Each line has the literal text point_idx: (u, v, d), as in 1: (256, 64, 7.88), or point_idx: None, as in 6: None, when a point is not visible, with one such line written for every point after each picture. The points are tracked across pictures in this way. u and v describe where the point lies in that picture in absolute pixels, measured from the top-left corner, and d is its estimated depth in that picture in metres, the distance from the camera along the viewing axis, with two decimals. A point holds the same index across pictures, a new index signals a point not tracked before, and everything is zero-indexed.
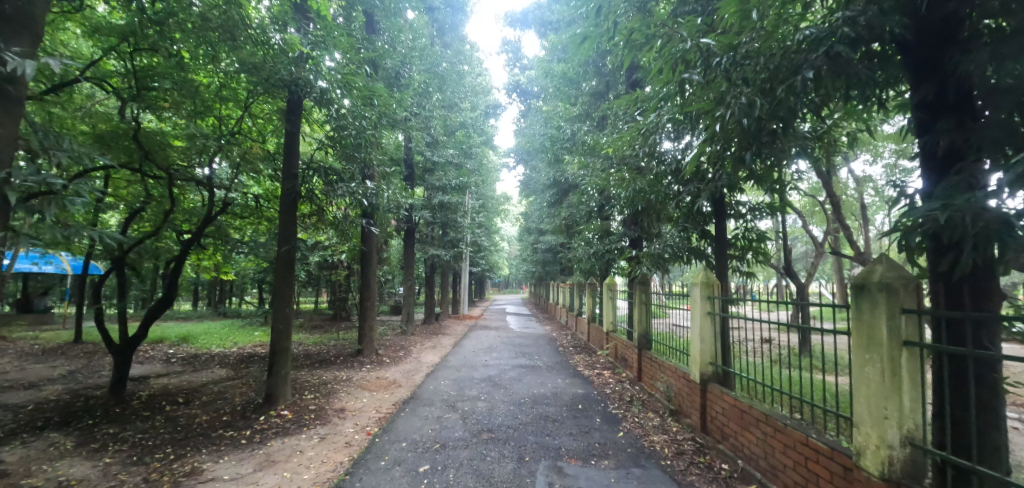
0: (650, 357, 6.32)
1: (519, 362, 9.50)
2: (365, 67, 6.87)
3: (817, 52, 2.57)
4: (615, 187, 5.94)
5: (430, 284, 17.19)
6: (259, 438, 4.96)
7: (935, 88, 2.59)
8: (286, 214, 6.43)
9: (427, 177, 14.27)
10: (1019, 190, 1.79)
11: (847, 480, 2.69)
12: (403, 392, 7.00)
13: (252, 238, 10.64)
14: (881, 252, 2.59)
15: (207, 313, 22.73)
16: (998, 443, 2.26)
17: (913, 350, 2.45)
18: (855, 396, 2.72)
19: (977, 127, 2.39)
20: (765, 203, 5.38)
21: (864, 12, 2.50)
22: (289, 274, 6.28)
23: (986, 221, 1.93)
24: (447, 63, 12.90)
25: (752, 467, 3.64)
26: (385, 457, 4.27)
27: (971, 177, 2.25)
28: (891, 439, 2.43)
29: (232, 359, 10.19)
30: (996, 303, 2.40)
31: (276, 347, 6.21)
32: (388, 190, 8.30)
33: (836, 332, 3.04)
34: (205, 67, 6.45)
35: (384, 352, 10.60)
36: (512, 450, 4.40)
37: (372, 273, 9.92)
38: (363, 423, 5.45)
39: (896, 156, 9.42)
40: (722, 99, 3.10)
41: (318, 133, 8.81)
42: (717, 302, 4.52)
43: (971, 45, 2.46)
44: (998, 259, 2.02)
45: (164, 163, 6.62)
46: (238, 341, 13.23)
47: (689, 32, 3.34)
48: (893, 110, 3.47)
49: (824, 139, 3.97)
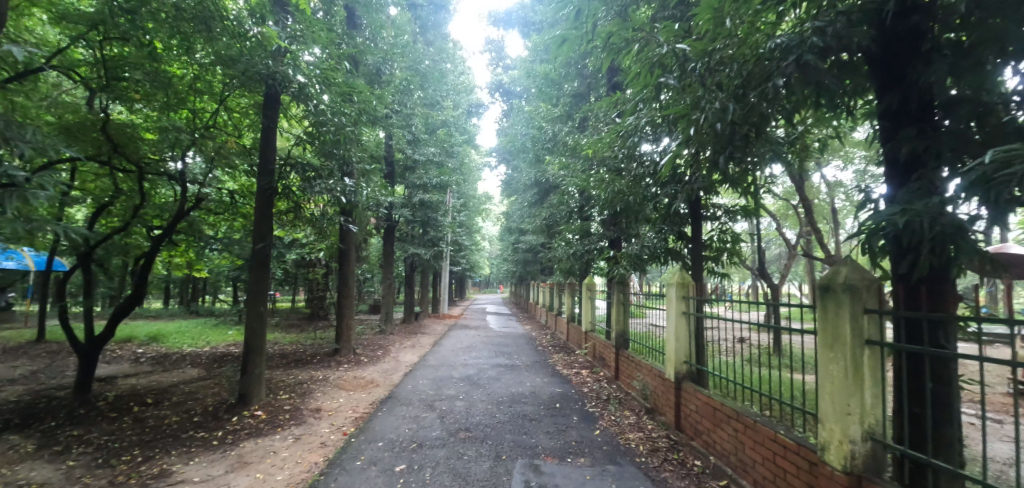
0: (627, 355, 6.41)
1: (498, 361, 9.51)
2: (346, 63, 6.89)
3: (787, 61, 2.66)
4: (595, 189, 5.99)
5: (410, 284, 17.00)
6: (231, 440, 4.84)
7: (899, 98, 2.70)
8: (261, 211, 6.26)
9: (408, 175, 14.09)
10: (975, 196, 1.89)
11: (812, 474, 2.78)
12: (381, 391, 6.93)
13: (226, 234, 10.37)
14: (846, 254, 2.69)
15: (178, 312, 22.03)
16: (952, 439, 2.38)
17: (874, 349, 2.55)
18: (821, 393, 2.82)
19: (935, 136, 2.51)
20: (740, 205, 5.49)
21: (833, 22, 2.62)
22: (264, 272, 6.11)
23: (943, 224, 2.05)
24: (430, 60, 12.82)
25: (723, 463, 3.73)
26: (361, 457, 4.23)
27: (930, 184, 2.38)
28: (854, 434, 2.52)
29: (204, 359, 9.91)
30: (952, 304, 2.53)
31: (250, 347, 6.05)
32: (367, 188, 8.20)
33: (804, 332, 3.15)
34: (179, 58, 6.26)
35: (362, 351, 10.46)
36: (488, 449, 4.41)
37: (351, 271, 9.82)
38: (340, 423, 5.38)
39: (866, 162, 9.75)
40: (697, 104, 3.16)
41: (296, 129, 8.65)
42: (692, 302, 4.61)
43: (932, 58, 2.58)
44: (954, 262, 2.14)
45: (134, 157, 6.43)
46: (212, 340, 12.89)
47: (666, 38, 3.45)
48: (861, 118, 3.61)
49: (796, 145, 4.10)
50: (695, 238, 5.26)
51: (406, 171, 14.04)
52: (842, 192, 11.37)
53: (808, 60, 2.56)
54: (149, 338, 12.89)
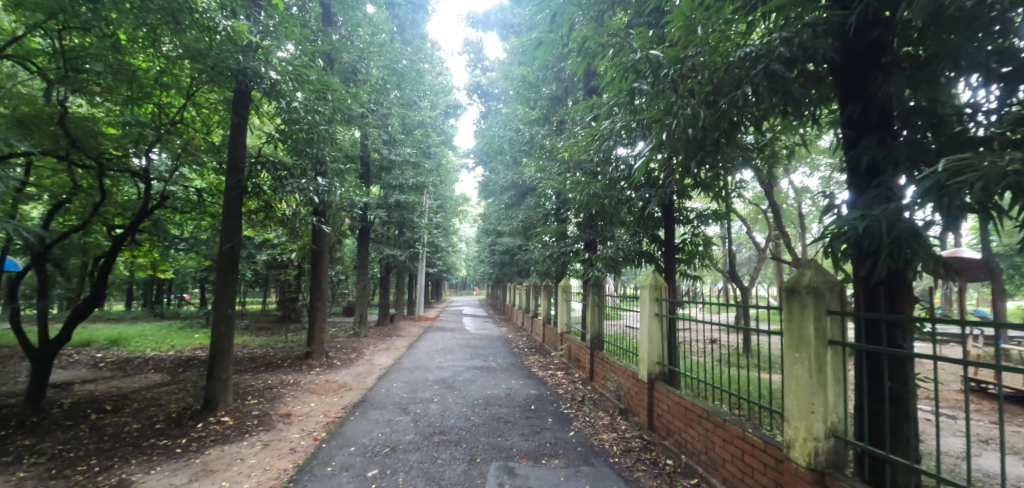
0: (601, 357, 6.48)
1: (474, 364, 9.46)
2: (320, 61, 6.78)
3: (756, 69, 2.74)
4: (570, 191, 6.05)
5: (386, 286, 16.76)
6: (196, 447, 4.67)
7: (861, 107, 2.81)
8: (229, 210, 6.05)
9: (384, 176, 13.87)
10: (929, 203, 1.98)
11: (778, 471, 2.86)
12: (354, 395, 6.80)
13: (193, 234, 10.04)
14: (810, 258, 2.79)
15: (142, 314, 21.14)
16: (909, 436, 2.48)
17: (837, 348, 2.65)
18: (786, 392, 2.90)
19: (894, 145, 2.62)
20: (712, 210, 5.61)
21: (799, 34, 2.70)
22: (232, 273, 5.91)
23: (900, 230, 2.14)
24: (407, 60, 12.53)
25: (694, 462, 3.80)
26: (332, 462, 4.13)
27: (888, 190, 2.48)
28: (817, 431, 2.60)
29: (169, 363, 9.54)
30: (908, 306, 2.65)
31: (217, 350, 5.85)
32: (341, 188, 8.06)
33: (771, 332, 3.24)
34: (144, 50, 6.03)
35: (335, 354, 10.24)
36: (463, 452, 4.38)
37: (324, 272, 9.63)
38: (311, 428, 5.25)
39: (831, 169, 10.13)
40: (670, 109, 3.22)
41: (268, 126, 8.44)
42: (665, 304, 4.68)
43: (891, 70, 2.70)
44: (909, 264, 2.25)
45: (94, 153, 6.18)
46: (177, 343, 12.43)
47: (640, 44, 3.52)
48: (825, 126, 3.75)
49: (765, 151, 4.21)
50: (668, 241, 5.36)
51: (382, 171, 13.81)
52: (808, 198, 11.80)
53: (775, 70, 2.65)
54: (109, 341, 12.35)
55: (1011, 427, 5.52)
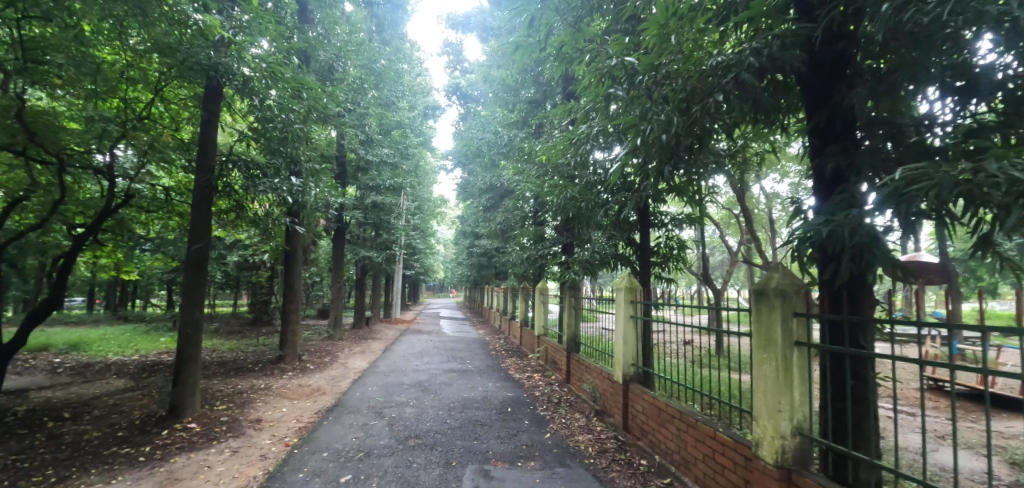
0: (578, 358, 6.53)
1: (451, 366, 9.41)
2: (294, 58, 6.68)
3: (727, 77, 2.82)
4: (548, 194, 6.10)
5: (361, 288, 16.50)
6: (161, 455, 4.50)
7: (827, 117, 2.92)
8: (198, 210, 5.86)
9: (361, 176, 13.69)
10: (887, 210, 2.06)
11: (748, 469, 2.93)
12: (327, 399, 6.68)
13: (159, 234, 9.72)
14: (778, 261, 2.88)
15: (103, 317, 20.28)
16: (869, 433, 2.57)
17: (802, 349, 2.74)
18: (755, 392, 2.98)
19: (856, 154, 2.73)
20: (685, 214, 5.72)
21: (768, 45, 2.79)
22: (201, 274, 5.73)
23: (861, 235, 2.24)
24: (386, 60, 12.35)
25: (667, 461, 3.87)
26: (304, 469, 4.04)
27: (852, 197, 2.59)
28: (784, 430, 2.68)
29: (133, 368, 9.19)
30: (868, 308, 2.76)
31: (184, 354, 5.65)
32: (316, 188, 7.92)
33: (742, 334, 3.33)
34: (109, 43, 5.83)
35: (308, 358, 10.04)
36: (439, 455, 4.34)
37: (298, 273, 9.43)
38: (282, 434, 5.12)
39: (800, 176, 10.48)
40: (645, 115, 3.28)
41: (240, 124, 8.22)
42: (640, 306, 4.76)
43: (854, 82, 2.81)
44: (870, 269, 2.34)
45: (54, 148, 5.92)
46: (141, 348, 11.96)
47: (616, 50, 3.59)
48: (793, 134, 3.88)
49: (736, 157, 4.33)
50: (643, 245, 5.44)
51: (359, 172, 13.64)
52: (778, 203, 12.18)
53: (745, 79, 2.73)
54: (68, 345, 11.79)
55: (964, 423, 5.80)
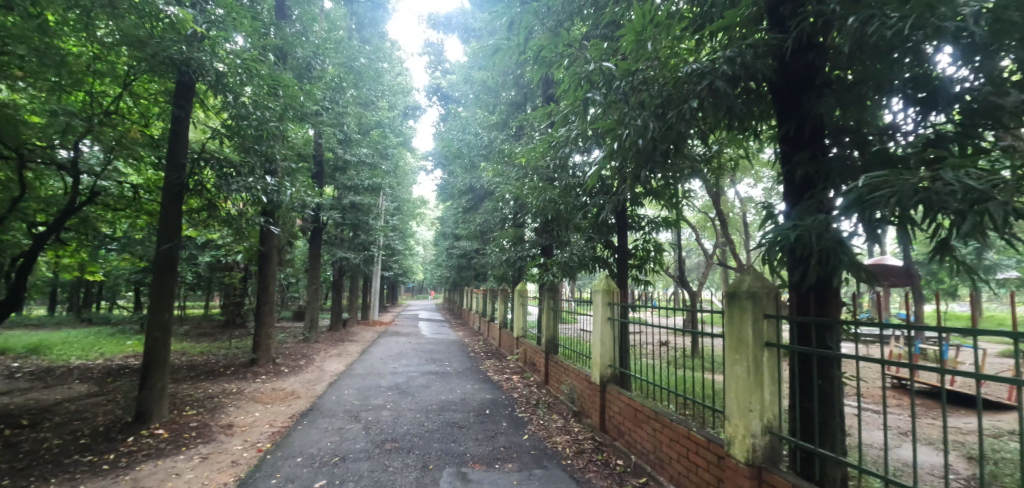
0: (556, 360, 6.57)
1: (429, 368, 9.36)
2: (270, 55, 6.56)
3: (701, 85, 2.89)
4: (527, 196, 6.13)
5: (339, 289, 16.25)
6: (126, 462, 4.34)
7: (797, 125, 3.01)
8: (168, 208, 5.68)
9: (339, 176, 13.48)
10: (852, 215, 2.13)
11: (720, 467, 3.00)
12: (301, 403, 6.55)
13: (126, 232, 9.38)
14: (749, 264, 2.95)
15: (65, 320, 19.43)
16: (834, 430, 2.66)
17: (772, 349, 2.82)
18: (728, 392, 3.05)
19: (824, 162, 2.82)
20: (662, 218, 5.82)
21: (741, 53, 2.87)
22: (170, 274, 5.55)
23: (827, 239, 2.31)
24: (366, 59, 12.18)
25: (643, 461, 3.92)
26: (277, 474, 3.96)
27: (819, 203, 2.68)
28: (755, 428, 2.76)
29: (97, 372, 8.83)
30: (834, 309, 2.85)
31: (152, 357, 5.46)
32: (292, 188, 7.76)
33: (716, 335, 3.40)
34: (74, 34, 5.62)
35: (283, 361, 9.82)
36: (415, 459, 4.31)
37: (273, 274, 9.23)
38: (254, 439, 5.00)
39: (772, 181, 10.79)
40: (622, 120, 3.34)
41: (214, 120, 8.01)
42: (617, 308, 4.82)
43: (823, 91, 2.91)
44: (836, 271, 2.42)
45: (14, 143, 5.67)
46: (106, 351, 11.51)
47: (594, 55, 3.63)
48: (765, 141, 3.99)
49: (712, 162, 4.42)
50: (621, 247, 5.51)
51: (336, 172, 13.46)
52: (752, 207, 12.50)
53: (719, 86, 2.80)
54: (27, 349, 11.26)
55: (924, 420, 6.04)
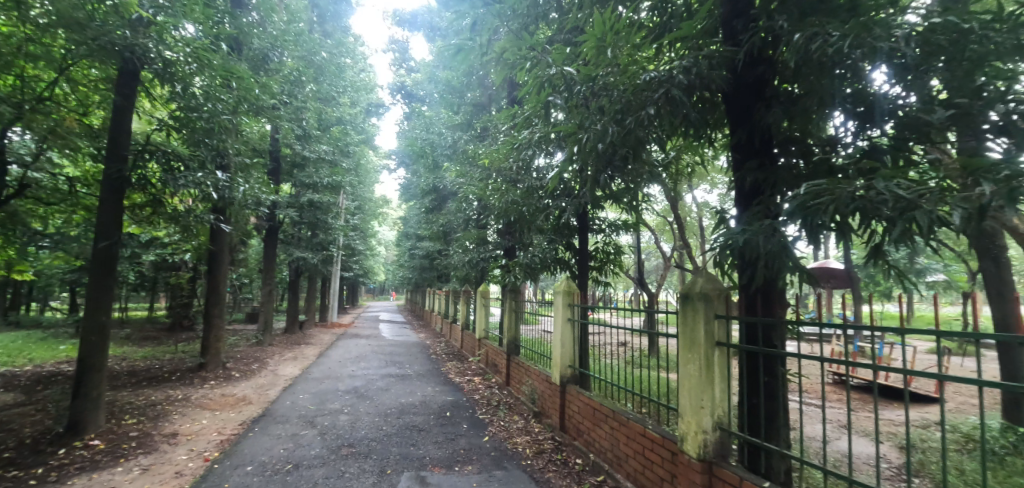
0: (518, 361, 6.60)
1: (389, 371, 9.19)
2: (222, 45, 6.31)
3: (658, 93, 2.96)
4: (490, 197, 6.14)
5: (296, 291, 15.71)
6: (56, 477, 4.03)
7: (747, 134, 3.13)
8: (106, 204, 5.32)
9: (297, 173, 13.05)
10: (795, 221, 2.24)
11: (674, 463, 3.09)
12: (253, 409, 6.29)
13: (60, 228, 8.72)
14: (702, 266, 3.06)
15: None
16: (779, 424, 2.80)
17: (723, 349, 2.93)
18: (681, 390, 3.14)
19: (773, 169, 2.96)
20: (622, 221, 5.97)
21: (696, 64, 2.99)
22: (109, 273, 5.20)
23: (773, 243, 2.42)
24: (327, 53, 11.86)
25: (601, 459, 4.00)
26: (225, 485, 3.78)
27: (766, 208, 2.80)
28: (707, 425, 2.85)
29: (24, 380, 8.14)
30: (778, 310, 3.00)
31: (86, 363, 5.10)
32: (245, 184, 7.45)
33: (670, 335, 3.50)
34: (4, 13, 5.21)
35: (234, 365, 9.40)
36: (373, 464, 4.22)
37: (225, 274, 8.84)
38: (201, 448, 4.76)
39: (726, 187, 11.27)
40: (582, 124, 3.40)
41: (161, 112, 7.60)
42: (577, 309, 4.90)
43: (772, 102, 3.05)
44: (780, 274, 2.54)
45: None
46: (35, 357, 10.62)
47: (555, 60, 3.68)
48: (719, 148, 4.15)
49: (669, 167, 4.56)
50: (582, 249, 5.59)
51: (294, 169, 13.02)
52: (707, 211, 13.02)
53: (674, 94, 2.89)
54: None
55: (860, 413, 6.46)
